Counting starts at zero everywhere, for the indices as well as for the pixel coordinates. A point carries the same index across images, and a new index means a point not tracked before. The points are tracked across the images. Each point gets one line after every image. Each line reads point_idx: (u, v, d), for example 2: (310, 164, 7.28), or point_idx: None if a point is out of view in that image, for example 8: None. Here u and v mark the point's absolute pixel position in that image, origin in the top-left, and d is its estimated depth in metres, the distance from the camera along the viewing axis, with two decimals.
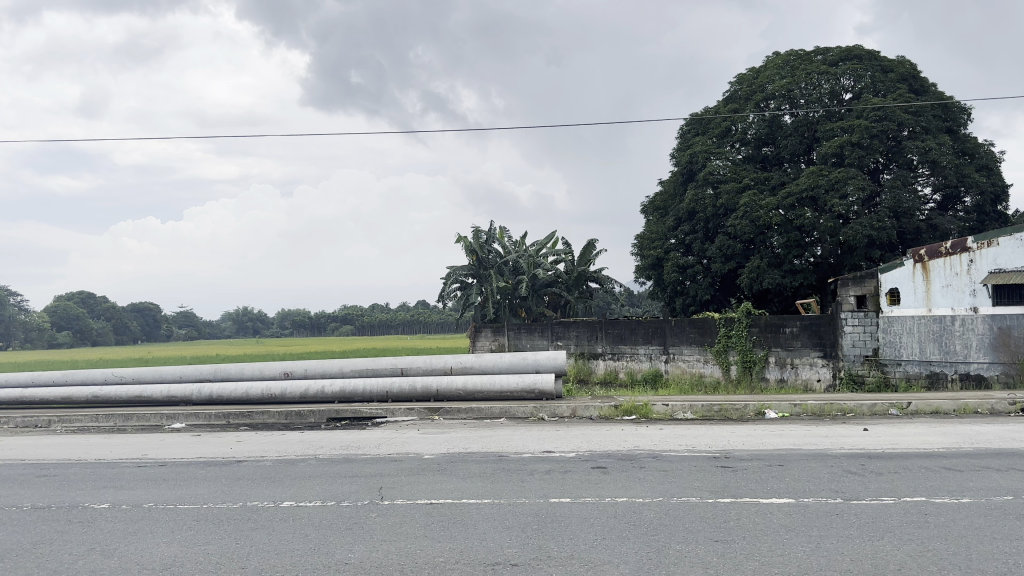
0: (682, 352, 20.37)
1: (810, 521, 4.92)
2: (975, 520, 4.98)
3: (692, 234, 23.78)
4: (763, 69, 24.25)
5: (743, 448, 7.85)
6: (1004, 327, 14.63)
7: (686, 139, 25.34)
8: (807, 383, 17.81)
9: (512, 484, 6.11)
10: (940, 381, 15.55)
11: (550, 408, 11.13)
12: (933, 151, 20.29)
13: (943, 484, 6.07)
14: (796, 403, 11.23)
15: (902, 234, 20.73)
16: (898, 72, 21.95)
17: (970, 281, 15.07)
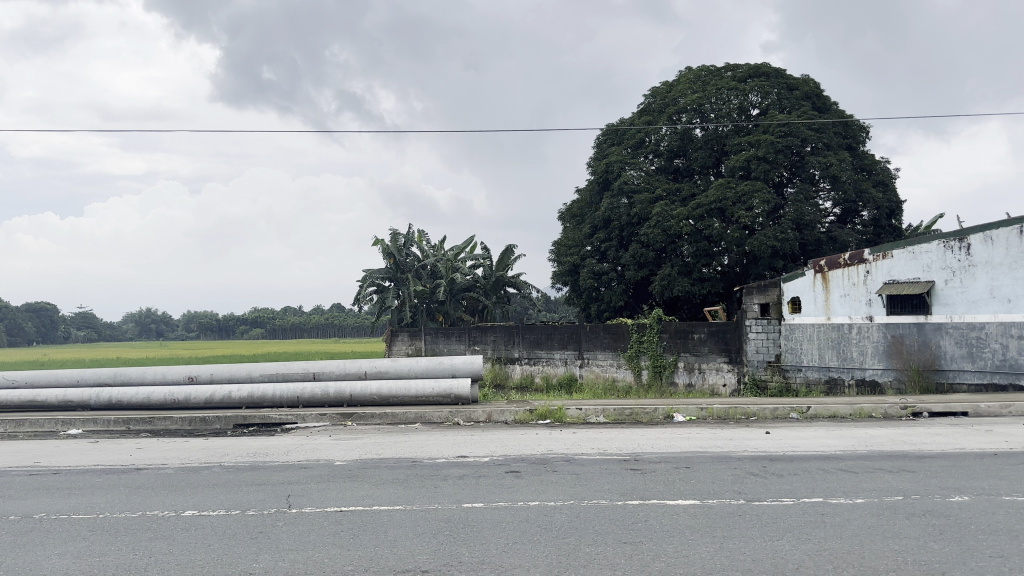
0: (596, 356, 20.74)
1: (715, 522, 5.09)
2: (868, 519, 5.26)
3: (607, 242, 24.24)
4: (675, 83, 24.98)
5: (653, 451, 8.04)
6: (897, 335, 15.50)
7: (601, 148, 25.88)
8: (713, 388, 18.40)
9: (425, 490, 6.07)
10: (837, 387, 16.47)
11: (465, 413, 11.11)
12: (833, 166, 21.37)
13: (840, 485, 6.38)
14: (702, 407, 11.61)
15: (804, 246, 21.76)
16: (802, 90, 23.00)
17: (866, 291, 15.99)
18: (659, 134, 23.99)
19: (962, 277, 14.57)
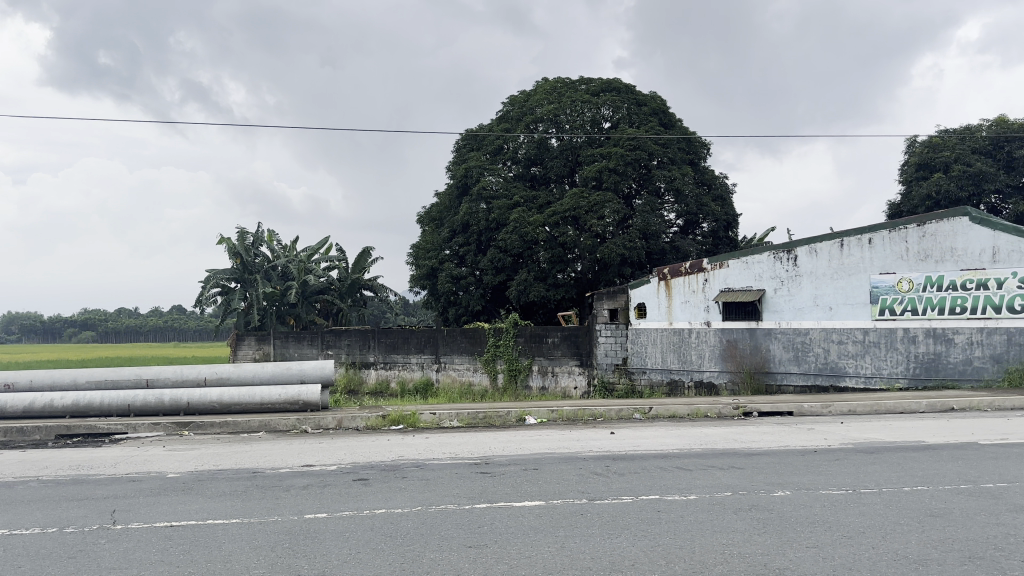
0: (453, 361, 20.79)
1: (558, 522, 5.23)
2: (699, 514, 5.60)
3: (466, 246, 24.40)
4: (533, 92, 25.55)
5: (503, 454, 8.16)
6: (731, 340, 16.66)
7: (461, 153, 26.01)
8: (565, 390, 18.88)
9: (268, 501, 5.81)
10: (678, 388, 17.43)
11: (314, 419, 10.78)
12: (677, 180, 22.66)
13: (675, 482, 6.74)
14: (553, 409, 11.91)
15: (651, 254, 22.89)
16: (650, 106, 24.21)
17: (705, 297, 17.11)
18: (517, 142, 24.43)
19: (789, 286, 15.97)
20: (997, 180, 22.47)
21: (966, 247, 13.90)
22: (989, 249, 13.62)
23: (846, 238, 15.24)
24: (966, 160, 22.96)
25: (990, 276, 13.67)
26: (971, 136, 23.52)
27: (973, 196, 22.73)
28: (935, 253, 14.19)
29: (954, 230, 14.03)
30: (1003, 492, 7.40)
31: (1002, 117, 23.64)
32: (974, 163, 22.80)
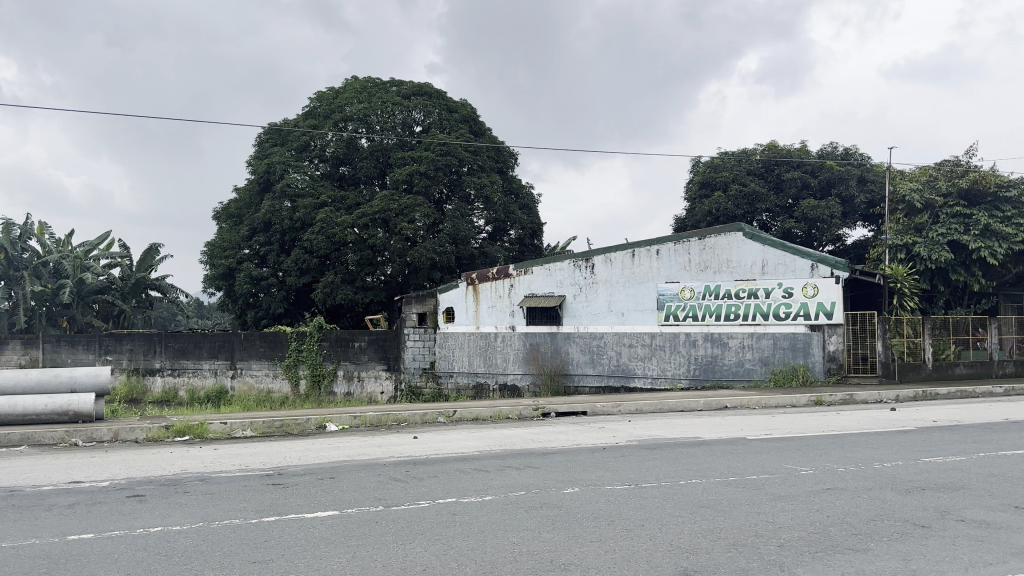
0: (250, 366, 19.62)
1: (350, 531, 5.12)
2: (491, 515, 5.78)
3: (268, 246, 23.25)
4: (342, 90, 24.88)
5: (299, 464, 7.82)
6: (534, 344, 17.34)
7: (263, 148, 24.70)
8: (371, 395, 18.59)
9: (20, 524, 5.09)
10: (483, 391, 17.73)
11: (86, 432, 9.70)
12: (486, 187, 23.12)
13: (473, 484, 6.89)
14: (355, 415, 11.65)
15: (460, 259, 23.13)
16: (461, 113, 24.55)
17: (511, 303, 17.69)
18: (325, 139, 23.61)
19: (586, 292, 17.02)
20: (768, 201, 25.34)
21: (740, 260, 15.66)
22: (759, 262, 15.45)
23: (637, 249, 16.55)
24: (742, 181, 25.60)
25: (760, 286, 15.48)
26: (747, 159, 26.29)
27: (747, 215, 25.48)
28: (713, 265, 15.87)
29: (730, 244, 15.74)
30: (765, 484, 8.42)
31: (772, 142, 26.71)
32: (749, 183, 25.52)
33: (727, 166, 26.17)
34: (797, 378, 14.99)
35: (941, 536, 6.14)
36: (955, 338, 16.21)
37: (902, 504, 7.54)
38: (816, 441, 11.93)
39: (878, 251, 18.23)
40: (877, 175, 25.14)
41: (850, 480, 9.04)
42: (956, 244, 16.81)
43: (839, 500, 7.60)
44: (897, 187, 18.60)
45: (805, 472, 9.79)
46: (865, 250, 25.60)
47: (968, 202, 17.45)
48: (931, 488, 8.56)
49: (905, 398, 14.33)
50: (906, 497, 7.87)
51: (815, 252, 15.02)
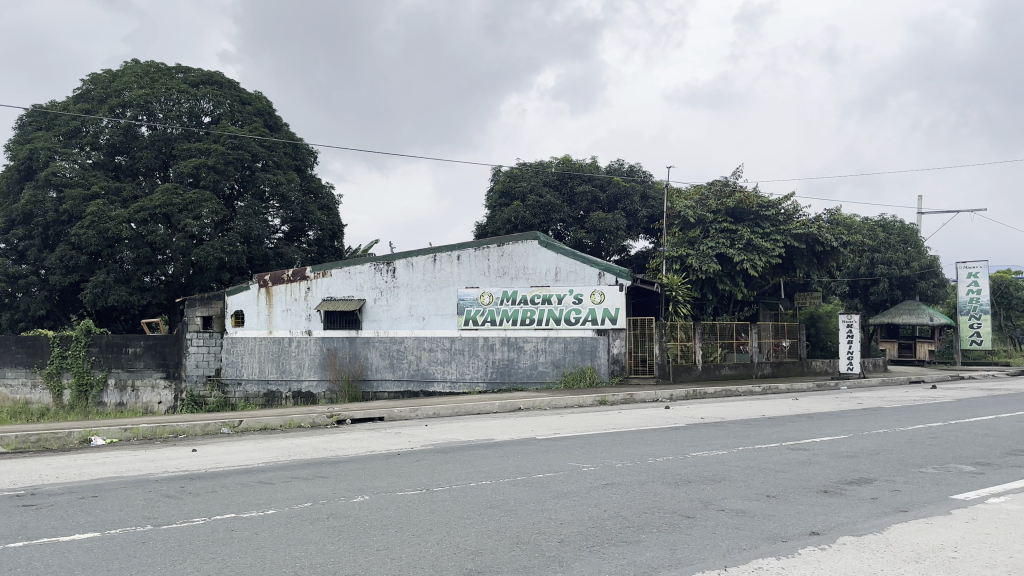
0: (5, 375, 17.98)
1: (114, 555, 4.79)
2: (274, 529, 5.74)
3: (27, 240, 20.84)
4: (119, 73, 22.69)
5: (55, 482, 7.02)
6: (331, 349, 17.09)
7: (23, 130, 22.11)
8: (147, 406, 17.14)
9: None
10: (275, 399, 17.26)
11: None
12: (281, 185, 22.20)
13: (255, 499, 6.71)
14: (126, 427, 10.75)
15: (252, 259, 22.06)
16: (255, 106, 23.35)
17: (306, 306, 17.54)
18: (98, 125, 21.52)
19: (386, 296, 17.27)
20: (562, 211, 26.83)
21: (535, 267, 16.85)
22: (552, 269, 16.74)
23: (438, 254, 17.11)
24: (538, 192, 26.76)
25: (553, 292, 16.75)
26: (544, 170, 27.38)
27: (543, 224, 26.75)
28: (511, 271, 16.92)
29: (526, 252, 16.90)
30: (549, 481, 8.80)
31: (566, 154, 27.92)
32: (544, 195, 26.77)
33: (523, 177, 27.14)
34: (585, 378, 16.26)
35: (704, 525, 6.71)
36: (720, 341, 17.94)
37: (671, 496, 8.17)
38: (599, 439, 12.67)
39: (657, 262, 19.78)
40: (658, 193, 27.37)
41: (626, 476, 9.68)
42: (723, 256, 18.56)
43: (616, 495, 8.09)
44: (673, 203, 20.16)
45: (587, 469, 10.36)
46: (645, 259, 27.86)
47: (734, 218, 19.25)
48: (696, 480, 9.38)
49: (679, 397, 15.74)
50: (674, 491, 8.51)
51: (602, 261, 16.53)
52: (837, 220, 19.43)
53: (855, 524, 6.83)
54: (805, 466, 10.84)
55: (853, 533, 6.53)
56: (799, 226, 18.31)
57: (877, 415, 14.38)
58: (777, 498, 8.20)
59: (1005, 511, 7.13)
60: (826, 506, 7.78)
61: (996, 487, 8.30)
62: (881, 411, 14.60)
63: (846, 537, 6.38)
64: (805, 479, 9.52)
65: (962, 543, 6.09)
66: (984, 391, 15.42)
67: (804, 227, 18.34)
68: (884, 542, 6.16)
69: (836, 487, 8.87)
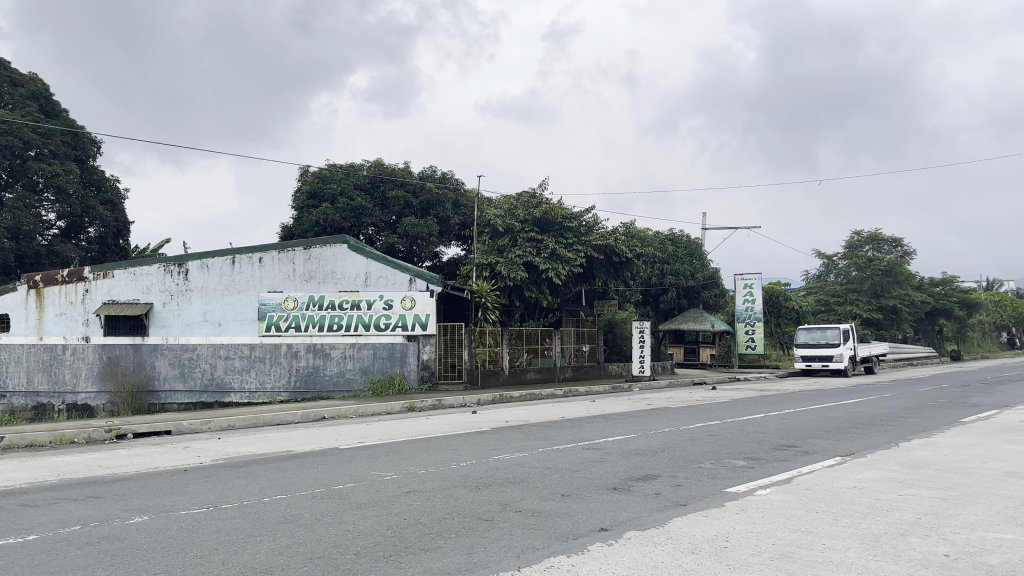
0: None
1: None
2: (34, 558, 5.21)
3: None
4: None
5: None
6: (112, 357, 16.28)
7: None
8: None
9: None
10: (46, 412, 16.18)
11: None
12: (60, 176, 20.31)
13: (15, 524, 6.03)
14: None
15: (19, 257, 19.85)
16: (28, 88, 20.87)
17: (84, 310, 16.63)
18: None
19: (179, 299, 16.49)
20: (373, 215, 26.53)
21: (344, 271, 16.60)
22: (362, 274, 16.56)
23: (238, 256, 16.55)
24: (349, 195, 26.34)
25: (362, 298, 16.54)
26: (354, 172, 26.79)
27: (353, 228, 26.33)
28: (318, 275, 16.59)
29: (335, 256, 16.63)
30: (350, 492, 8.62)
31: (378, 158, 27.50)
32: (355, 198, 26.36)
33: (332, 178, 26.74)
34: (395, 385, 16.16)
35: (499, 527, 6.86)
36: (527, 347, 18.77)
37: (470, 500, 8.27)
38: (402, 448, 12.52)
39: (467, 269, 20.11)
40: (469, 201, 27.84)
41: (429, 483, 9.66)
42: (530, 264, 19.23)
43: (417, 502, 8.06)
44: (484, 211, 20.44)
45: (389, 477, 10.14)
46: (457, 266, 28.22)
47: (540, 228, 19.99)
48: (498, 484, 9.53)
49: (485, 401, 16.07)
50: (474, 494, 8.62)
51: (412, 267, 16.60)
52: (631, 232, 20.91)
53: (638, 519, 7.29)
54: (604, 466, 11.28)
55: (637, 528, 6.93)
56: (600, 238, 19.82)
57: (664, 414, 15.51)
58: (571, 497, 8.53)
59: (767, 501, 7.93)
60: (613, 502, 8.20)
61: (766, 479, 9.17)
62: (668, 411, 15.76)
63: (630, 531, 6.80)
64: (596, 477, 9.93)
65: (733, 532, 6.65)
66: (756, 392, 17.11)
67: (603, 239, 19.85)
68: (666, 535, 6.59)
69: (624, 484, 9.32)
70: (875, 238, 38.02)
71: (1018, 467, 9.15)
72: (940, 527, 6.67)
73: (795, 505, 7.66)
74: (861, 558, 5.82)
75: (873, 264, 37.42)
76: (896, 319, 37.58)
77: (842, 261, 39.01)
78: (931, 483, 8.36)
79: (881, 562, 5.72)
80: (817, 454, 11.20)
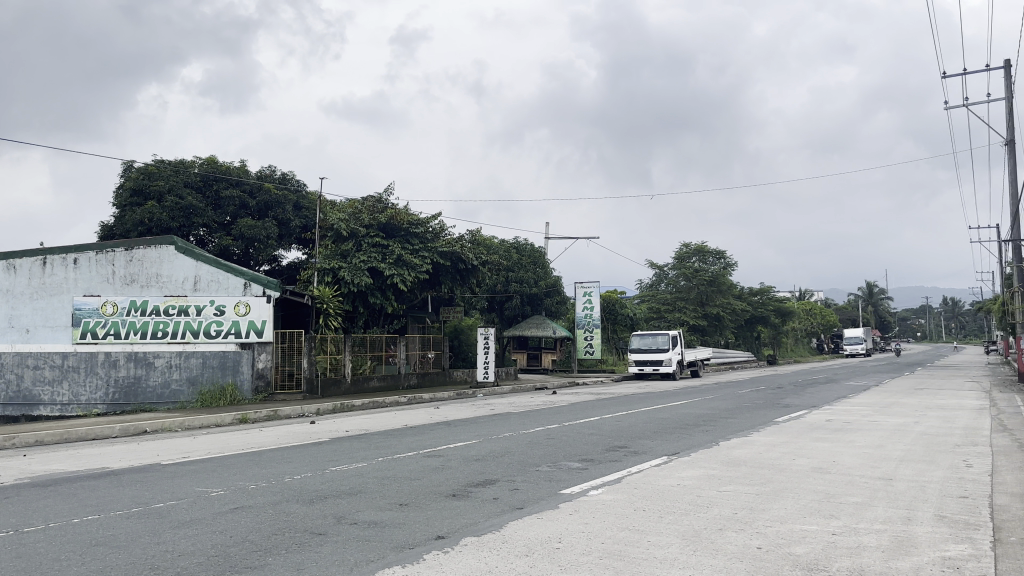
0: None
1: None
2: None
3: None
4: None
5: None
6: None
7: None
8: None
9: None
10: None
11: None
12: None
13: None
14: None
15: None
16: None
17: None
18: None
19: None
20: (205, 215, 25.24)
21: (170, 274, 15.96)
22: (191, 277, 16.00)
23: (50, 258, 15.62)
24: (178, 193, 24.82)
25: (191, 303, 15.93)
26: (185, 170, 25.38)
27: (183, 228, 24.97)
28: (141, 278, 15.85)
29: (161, 258, 15.94)
30: (166, 512, 7.24)
31: (211, 156, 26.17)
32: (185, 196, 24.96)
33: (160, 174, 25.10)
34: (226, 396, 15.36)
35: (334, 542, 6.05)
36: (369, 354, 18.49)
37: (303, 515, 7.02)
38: (232, 461, 10.70)
39: (308, 273, 19.36)
40: (310, 204, 27.30)
41: (259, 496, 7.90)
42: (374, 269, 19.00)
43: (245, 520, 6.80)
44: (327, 214, 19.89)
45: (216, 493, 8.16)
46: (297, 270, 27.49)
47: (386, 233, 19.80)
48: (336, 494, 7.92)
49: (325, 411, 15.58)
50: (310, 507, 7.32)
51: (247, 271, 16.24)
52: (477, 240, 21.25)
53: (477, 525, 6.60)
54: (458, 466, 10.04)
55: (473, 535, 6.27)
56: (446, 244, 19.84)
57: (506, 419, 15.67)
58: (409, 506, 7.38)
59: (601, 501, 7.50)
60: (456, 510, 7.20)
61: (597, 479, 8.73)
62: (509, 417, 15.92)
63: (469, 538, 6.15)
64: (436, 483, 8.56)
65: (566, 533, 6.26)
66: (593, 396, 17.67)
67: (450, 246, 19.88)
68: (501, 540, 6.07)
69: (464, 489, 8.14)
70: (701, 250, 40.61)
71: (821, 463, 9.89)
72: (753, 520, 6.67)
73: (623, 504, 7.36)
74: (683, 553, 5.65)
75: (700, 274, 39.97)
76: (719, 325, 40.50)
77: (671, 271, 41.34)
78: (746, 479, 8.67)
79: (701, 556, 5.56)
80: (646, 455, 11.68)
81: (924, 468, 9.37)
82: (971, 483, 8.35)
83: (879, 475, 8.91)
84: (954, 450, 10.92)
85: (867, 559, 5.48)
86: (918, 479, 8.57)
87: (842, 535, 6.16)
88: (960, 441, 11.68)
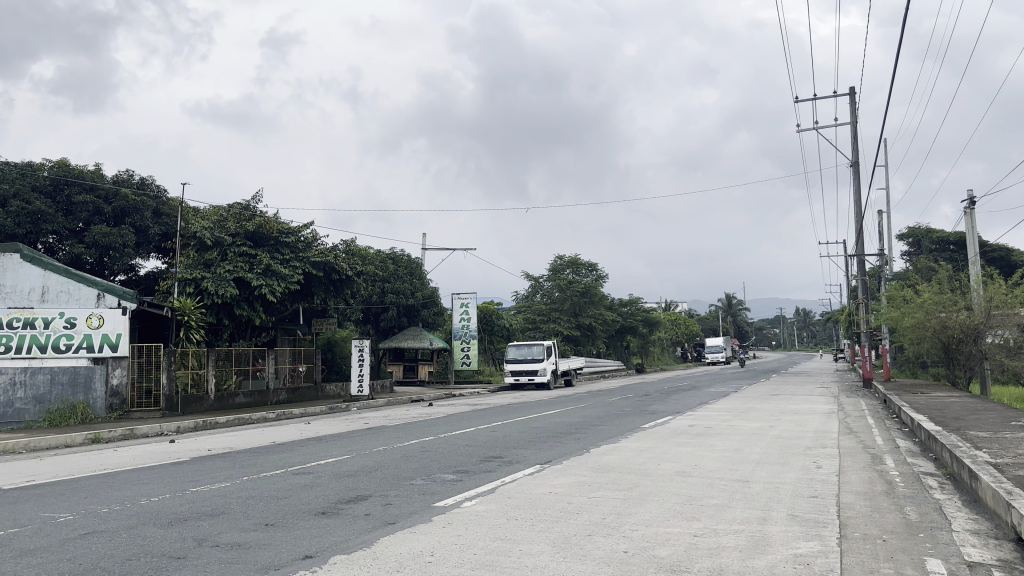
0: None
1: None
2: None
3: None
4: None
5: None
6: None
7: None
8: None
9: None
10: None
11: None
12: None
13: None
14: None
15: None
16: None
17: None
18: None
19: None
20: (54, 221, 23.47)
21: (14, 284, 15.14)
22: (38, 288, 15.22)
23: None
24: (24, 197, 23.05)
25: (37, 315, 14.72)
26: (31, 173, 23.60)
27: (29, 235, 23.11)
28: None
29: (4, 266, 15.11)
30: (7, 539, 6.33)
31: (63, 158, 24.45)
32: (33, 200, 23.17)
33: (3, 177, 23.20)
34: (77, 414, 14.37)
35: (193, 566, 5.56)
36: (235, 368, 17.82)
37: (161, 538, 6.39)
38: (85, 484, 9.60)
39: (168, 284, 18.51)
40: (171, 211, 26.12)
41: (113, 519, 7.11)
42: (240, 280, 18.31)
43: (96, 546, 6.09)
44: (189, 222, 18.96)
45: (65, 518, 7.23)
46: (156, 280, 26.24)
47: (253, 242, 19.10)
48: (197, 516, 7.27)
49: (186, 429, 14.81)
50: (168, 530, 6.68)
51: (100, 281, 15.49)
52: (352, 250, 20.98)
53: (347, 542, 6.25)
54: (325, 483, 9.57)
55: (344, 552, 5.96)
56: (317, 254, 19.38)
57: (380, 433, 15.42)
58: (277, 526, 6.87)
59: (474, 512, 7.41)
60: (326, 528, 6.78)
61: (472, 491, 8.59)
62: (384, 430, 15.71)
63: (338, 556, 5.81)
64: (305, 501, 8.05)
65: (438, 546, 6.10)
66: (469, 407, 17.72)
67: (322, 256, 19.45)
68: (371, 556, 5.81)
69: (334, 506, 7.72)
70: (575, 263, 41.67)
71: (685, 467, 10.36)
72: (622, 525, 6.83)
73: (496, 514, 7.33)
74: (553, 560, 5.68)
75: (573, 285, 40.98)
76: (591, 335, 41.78)
77: (546, 282, 42.09)
78: (613, 485, 8.88)
79: (571, 563, 5.61)
80: (519, 464, 11.79)
81: (779, 470, 9.97)
82: (821, 483, 8.96)
83: (737, 477, 9.42)
84: (806, 452, 11.69)
85: (725, 559, 5.72)
86: (773, 480, 9.12)
87: (703, 537, 6.41)
88: (811, 444, 12.54)
